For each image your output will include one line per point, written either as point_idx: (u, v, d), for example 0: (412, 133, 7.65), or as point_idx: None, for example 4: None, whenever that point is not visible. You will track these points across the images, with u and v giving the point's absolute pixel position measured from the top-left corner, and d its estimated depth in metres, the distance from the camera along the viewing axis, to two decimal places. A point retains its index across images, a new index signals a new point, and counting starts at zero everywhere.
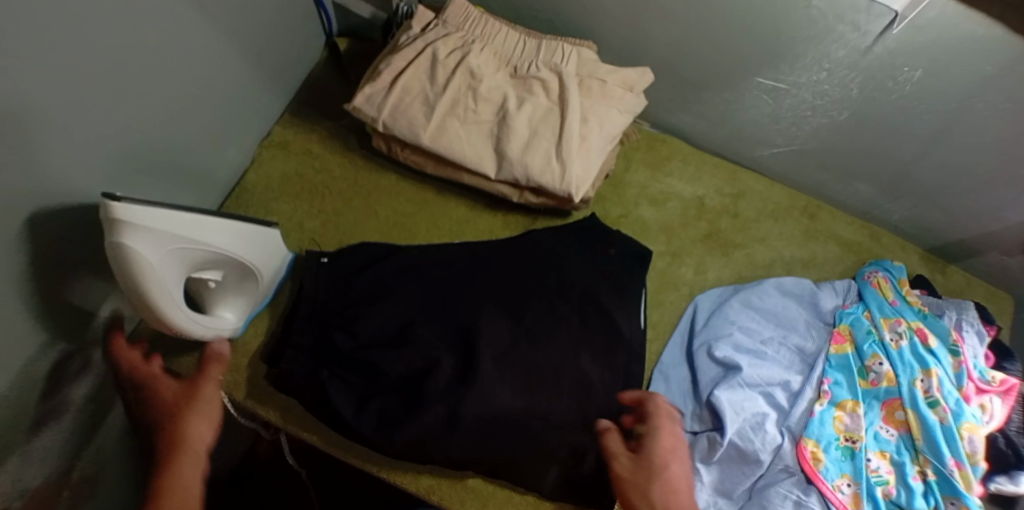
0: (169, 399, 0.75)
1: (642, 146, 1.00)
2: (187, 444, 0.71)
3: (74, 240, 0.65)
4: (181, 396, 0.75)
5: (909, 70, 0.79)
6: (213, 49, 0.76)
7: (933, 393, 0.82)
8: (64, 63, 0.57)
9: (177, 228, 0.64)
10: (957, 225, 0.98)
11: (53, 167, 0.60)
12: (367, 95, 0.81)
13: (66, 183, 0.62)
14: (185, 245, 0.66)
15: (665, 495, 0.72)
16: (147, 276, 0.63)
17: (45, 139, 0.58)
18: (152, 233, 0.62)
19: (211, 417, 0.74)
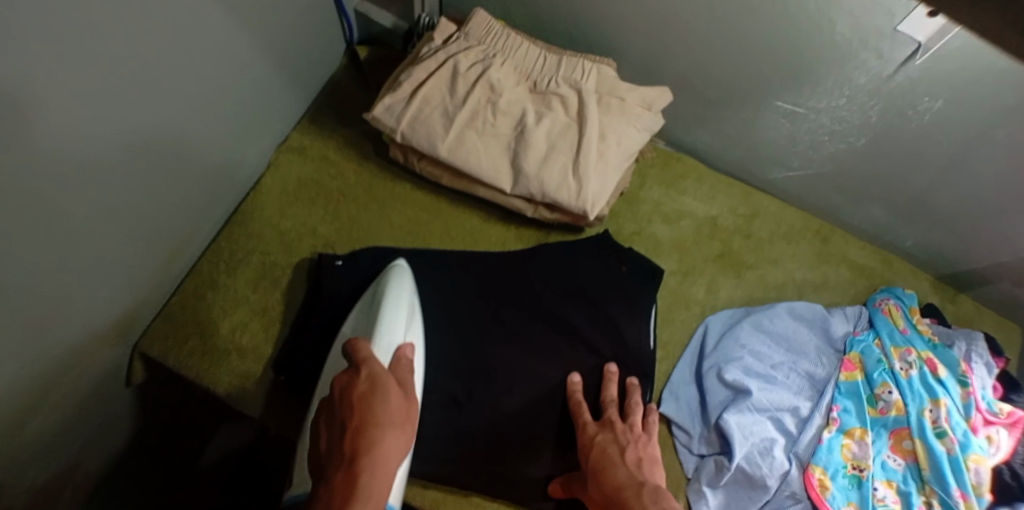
0: (399, 410, 0.64)
1: (657, 163, 1.01)
2: (384, 459, 0.60)
3: (90, 242, 0.65)
4: (398, 409, 0.65)
5: (930, 99, 0.79)
6: (235, 54, 0.76)
7: (941, 423, 0.82)
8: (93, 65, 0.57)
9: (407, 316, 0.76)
10: (971, 254, 0.97)
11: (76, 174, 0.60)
12: (386, 105, 0.81)
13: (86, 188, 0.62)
14: (403, 325, 0.75)
15: (609, 473, 0.72)
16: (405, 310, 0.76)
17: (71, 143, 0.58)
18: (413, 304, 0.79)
19: (404, 437, 0.64)
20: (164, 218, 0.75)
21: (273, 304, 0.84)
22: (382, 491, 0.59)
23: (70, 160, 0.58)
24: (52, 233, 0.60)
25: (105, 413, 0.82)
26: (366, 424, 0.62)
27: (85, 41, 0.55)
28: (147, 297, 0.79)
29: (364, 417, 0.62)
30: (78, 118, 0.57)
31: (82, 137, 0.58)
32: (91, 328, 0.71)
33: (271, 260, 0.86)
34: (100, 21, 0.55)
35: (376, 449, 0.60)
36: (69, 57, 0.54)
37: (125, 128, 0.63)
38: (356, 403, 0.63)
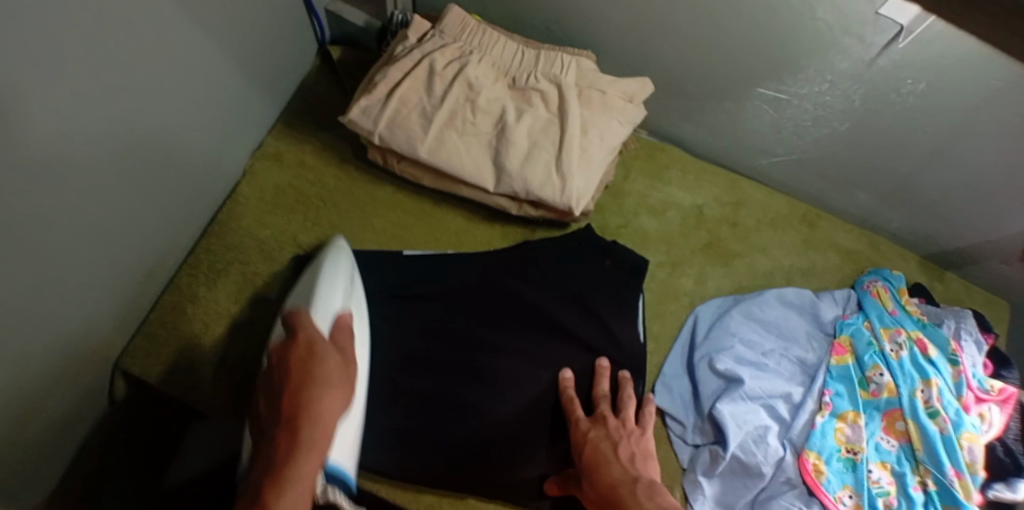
0: (336, 370, 0.67)
1: (641, 155, 1.00)
2: (324, 418, 0.63)
3: (66, 268, 0.63)
4: (337, 369, 0.67)
5: (913, 82, 0.78)
6: (204, 63, 0.74)
7: (933, 403, 0.82)
8: (53, 88, 0.54)
9: (345, 277, 0.76)
10: (955, 234, 0.98)
11: (45, 202, 0.58)
12: (363, 107, 0.79)
13: (55, 215, 0.59)
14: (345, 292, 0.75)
15: (601, 473, 0.71)
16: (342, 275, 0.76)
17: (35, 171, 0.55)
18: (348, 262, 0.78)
19: (345, 395, 0.66)
20: (138, 237, 0.73)
21: (257, 315, 0.82)
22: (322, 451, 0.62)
23: (36, 189, 0.56)
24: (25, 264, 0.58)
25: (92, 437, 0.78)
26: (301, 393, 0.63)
27: (46, 64, 0.53)
28: (126, 317, 0.77)
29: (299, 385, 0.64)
30: (43, 142, 0.55)
31: (45, 164, 0.56)
32: (72, 353, 0.69)
33: (252, 271, 0.84)
34: (59, 41, 0.53)
35: (313, 407, 0.63)
36: (29, 80, 0.52)
37: (94, 148, 0.61)
38: (291, 366, 0.65)
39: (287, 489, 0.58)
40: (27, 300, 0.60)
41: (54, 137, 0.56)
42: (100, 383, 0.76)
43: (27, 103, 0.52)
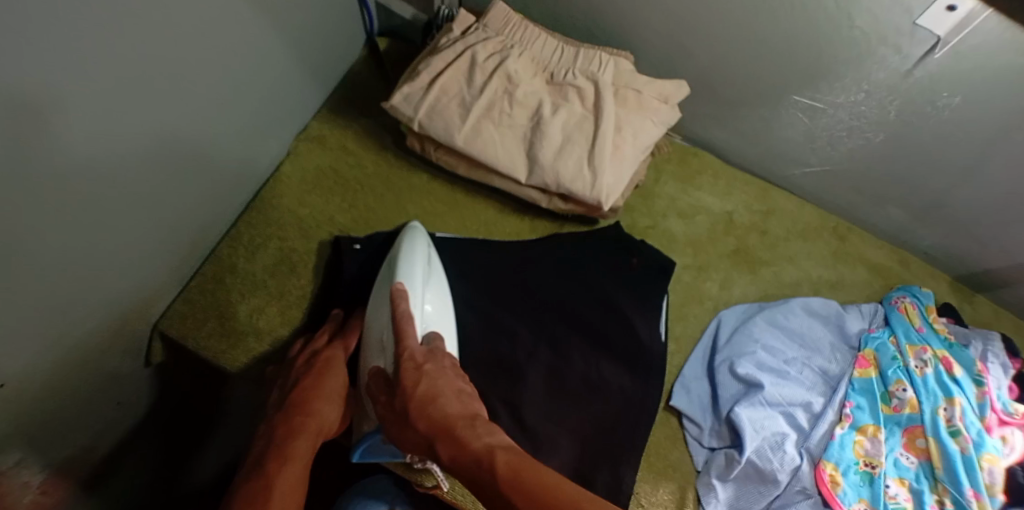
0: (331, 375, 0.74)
1: (673, 159, 1.01)
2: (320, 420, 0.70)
3: (116, 225, 0.67)
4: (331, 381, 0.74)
5: (949, 96, 0.78)
6: (257, 42, 0.77)
7: (955, 422, 0.81)
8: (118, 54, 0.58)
9: (423, 258, 0.78)
10: (989, 256, 0.97)
11: (105, 162, 0.61)
12: (405, 94, 0.82)
13: (114, 173, 0.63)
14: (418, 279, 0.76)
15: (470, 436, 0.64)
16: (419, 254, 0.78)
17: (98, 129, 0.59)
18: (423, 248, 0.80)
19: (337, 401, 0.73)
20: (184, 206, 0.76)
21: (292, 289, 0.85)
22: (464, 384, 0.69)
23: (98, 147, 0.60)
24: (81, 218, 0.61)
25: (126, 393, 0.82)
26: (408, 337, 0.70)
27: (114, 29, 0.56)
28: (169, 281, 0.80)
29: (404, 340, 0.69)
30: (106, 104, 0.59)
31: (109, 123, 0.60)
32: (114, 309, 0.73)
33: (288, 246, 0.87)
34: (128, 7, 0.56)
35: (311, 406, 0.71)
36: (98, 42, 0.55)
37: (149, 112, 0.65)
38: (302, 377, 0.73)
39: (286, 464, 0.65)
40: (79, 254, 0.63)
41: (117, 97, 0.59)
42: (140, 341, 0.80)
43: (93, 65, 0.55)
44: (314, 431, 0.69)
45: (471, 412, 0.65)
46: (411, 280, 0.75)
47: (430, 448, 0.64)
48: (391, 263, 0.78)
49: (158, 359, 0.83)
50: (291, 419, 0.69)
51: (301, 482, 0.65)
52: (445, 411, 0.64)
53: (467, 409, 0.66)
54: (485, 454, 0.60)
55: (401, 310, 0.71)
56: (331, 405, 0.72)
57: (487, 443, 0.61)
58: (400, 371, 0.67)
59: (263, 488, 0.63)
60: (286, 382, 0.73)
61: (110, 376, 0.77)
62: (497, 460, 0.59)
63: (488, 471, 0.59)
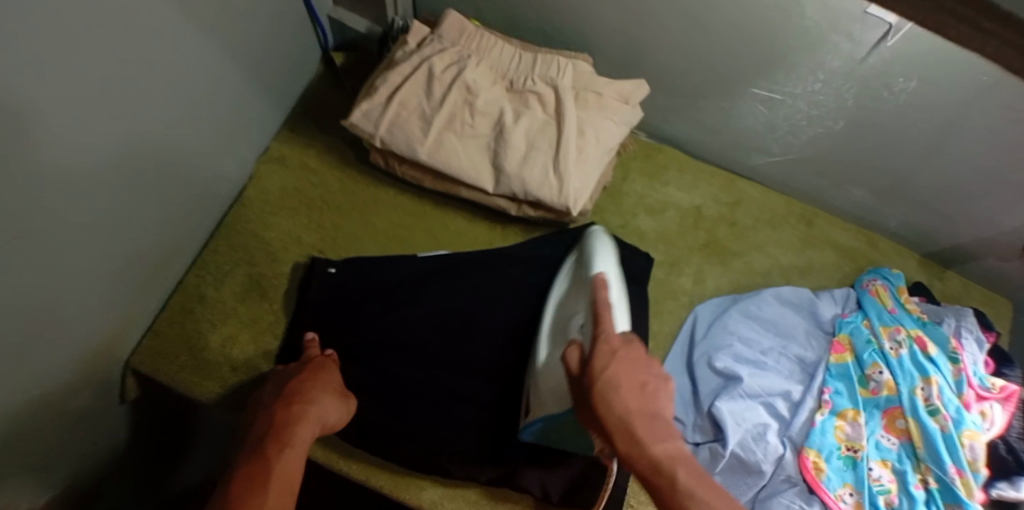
0: (324, 367, 0.74)
1: (639, 156, 1.01)
2: (316, 405, 0.68)
3: (76, 268, 0.66)
4: (328, 374, 0.73)
5: (903, 80, 0.79)
6: (209, 69, 0.76)
7: (933, 401, 0.82)
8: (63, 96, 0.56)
9: (609, 257, 0.71)
10: (954, 231, 0.98)
11: (54, 210, 0.60)
12: (363, 110, 0.81)
13: (68, 216, 0.62)
14: (605, 263, 0.69)
15: (657, 441, 0.56)
16: (599, 248, 0.72)
17: (46, 175, 0.57)
18: (604, 247, 0.73)
19: (333, 390, 0.72)
20: (143, 241, 0.75)
21: (262, 315, 0.83)
22: (651, 375, 0.59)
23: (50, 189, 0.58)
24: (37, 265, 0.60)
25: (100, 432, 0.80)
26: (605, 321, 0.60)
27: (53, 71, 0.55)
28: (134, 316, 0.79)
29: (600, 322, 0.60)
30: (54, 149, 0.57)
31: (59, 168, 0.58)
32: (81, 350, 0.71)
33: (256, 272, 0.86)
34: (67, 48, 0.55)
35: (308, 393, 0.69)
36: (41, 87, 0.54)
37: (106, 154, 0.63)
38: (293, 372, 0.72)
39: (286, 448, 0.62)
40: (37, 301, 0.62)
41: (68, 140, 0.58)
42: (109, 379, 0.78)
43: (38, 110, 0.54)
44: (314, 421, 0.67)
45: (654, 411, 0.57)
46: (609, 269, 0.69)
47: (605, 436, 0.57)
48: (585, 251, 0.75)
49: (132, 395, 0.81)
50: (290, 407, 0.67)
51: (298, 471, 0.62)
52: (623, 407, 0.56)
53: (651, 406, 0.58)
54: (663, 464, 0.55)
55: (601, 297, 0.63)
56: (330, 397, 0.71)
57: (668, 451, 0.55)
58: (593, 353, 0.58)
59: (261, 476, 0.59)
60: (281, 378, 0.72)
61: (80, 419, 0.75)
62: (676, 474, 0.54)
63: (664, 487, 0.54)
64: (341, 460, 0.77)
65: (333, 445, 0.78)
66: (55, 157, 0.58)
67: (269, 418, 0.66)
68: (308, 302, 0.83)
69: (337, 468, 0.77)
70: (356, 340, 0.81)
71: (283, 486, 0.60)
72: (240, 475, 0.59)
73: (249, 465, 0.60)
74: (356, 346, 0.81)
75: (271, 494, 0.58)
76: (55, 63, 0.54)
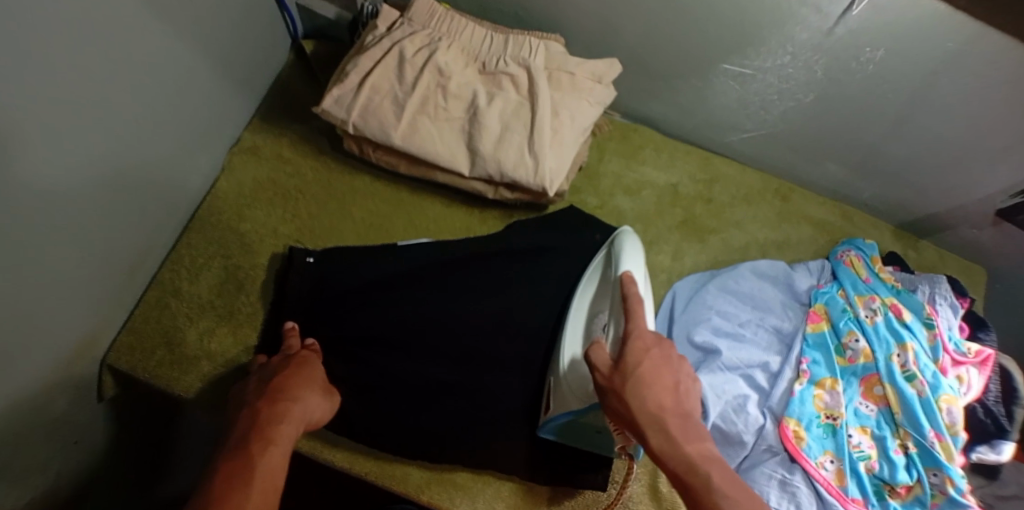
0: (308, 365, 0.73)
1: (614, 137, 1.01)
2: (299, 404, 0.68)
3: (55, 263, 0.65)
4: (313, 374, 0.73)
5: (872, 50, 0.80)
6: (178, 59, 0.75)
7: (910, 366, 0.84)
8: (33, 86, 0.55)
9: (635, 259, 0.77)
10: (925, 201, 1.00)
11: (31, 204, 0.59)
12: (335, 97, 0.81)
13: (45, 209, 0.61)
14: (633, 264, 0.76)
15: (691, 442, 0.57)
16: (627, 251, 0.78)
17: (21, 168, 0.56)
18: (631, 251, 0.78)
19: (317, 390, 0.72)
20: (118, 235, 0.74)
21: (241, 306, 0.83)
22: (682, 376, 0.62)
23: (25, 183, 0.57)
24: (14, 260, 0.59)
25: (82, 431, 0.79)
26: (637, 320, 0.64)
27: (27, 61, 0.54)
28: (110, 312, 0.77)
29: (634, 320, 0.64)
30: (29, 141, 0.57)
31: (33, 161, 0.58)
32: (59, 349, 0.70)
33: (233, 264, 0.85)
34: (37, 38, 0.54)
35: (292, 392, 0.68)
36: (13, 78, 0.53)
37: (78, 147, 0.63)
38: (276, 370, 0.71)
39: (271, 445, 0.62)
40: (17, 297, 0.61)
41: (41, 132, 0.58)
42: (87, 376, 0.77)
43: (11, 100, 0.53)
44: (298, 418, 0.66)
45: (685, 411, 0.59)
46: (634, 269, 0.75)
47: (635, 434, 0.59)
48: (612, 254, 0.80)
49: (111, 393, 0.80)
50: (275, 404, 0.66)
51: (284, 467, 0.61)
52: (657, 402, 0.59)
53: (683, 405, 0.60)
54: (698, 462, 0.55)
55: (631, 294, 0.68)
56: (313, 395, 0.70)
57: (701, 448, 0.57)
58: (627, 350, 0.62)
59: (244, 471, 0.58)
60: (263, 375, 0.71)
61: (61, 415, 0.74)
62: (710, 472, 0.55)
63: (698, 484, 0.54)
64: (325, 448, 0.77)
65: (317, 434, 0.77)
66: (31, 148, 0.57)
67: (253, 415, 0.65)
68: (286, 292, 0.82)
69: (322, 457, 0.77)
70: (337, 329, 0.81)
71: (269, 482, 0.58)
72: (227, 471, 0.58)
73: (236, 462, 0.59)
74: (336, 335, 0.80)
75: (259, 491, 0.57)
76: (22, 52, 0.53)
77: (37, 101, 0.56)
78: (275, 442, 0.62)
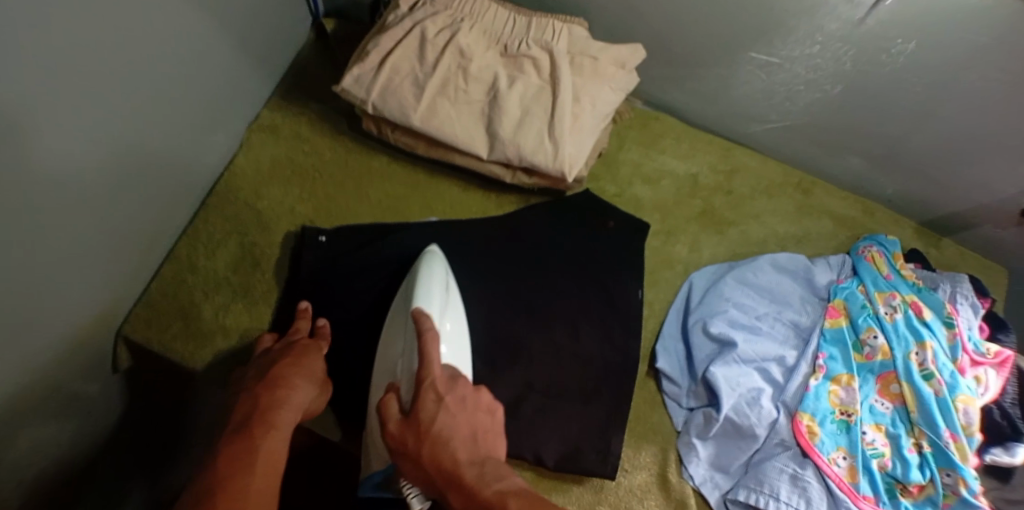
0: (308, 349, 0.73)
1: (635, 125, 1.00)
2: (296, 390, 0.67)
3: (77, 233, 0.66)
4: (313, 360, 0.72)
5: (902, 42, 0.79)
6: (199, 34, 0.75)
7: (928, 365, 0.82)
8: (59, 55, 0.56)
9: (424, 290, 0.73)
10: (950, 199, 0.98)
11: (54, 172, 0.59)
12: (356, 76, 0.80)
13: (70, 178, 0.62)
14: (438, 306, 0.72)
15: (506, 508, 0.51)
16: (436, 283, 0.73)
17: (44, 135, 0.57)
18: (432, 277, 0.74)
19: (317, 377, 0.71)
20: (137, 209, 0.74)
21: (256, 285, 0.83)
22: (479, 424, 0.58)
23: (47, 152, 0.58)
24: (37, 228, 0.60)
25: (96, 402, 0.80)
26: (428, 359, 0.61)
27: (55, 30, 0.55)
28: (127, 286, 0.78)
29: (425, 360, 0.61)
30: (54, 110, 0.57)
31: (55, 129, 0.58)
32: (76, 320, 0.71)
33: (250, 242, 0.85)
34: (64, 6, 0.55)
35: (291, 379, 0.68)
36: (41, 46, 0.54)
37: (101, 117, 0.63)
38: (278, 356, 0.71)
39: (272, 431, 0.62)
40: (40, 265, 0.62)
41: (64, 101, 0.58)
42: (103, 349, 0.77)
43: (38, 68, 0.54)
44: (297, 406, 0.66)
45: (482, 456, 0.56)
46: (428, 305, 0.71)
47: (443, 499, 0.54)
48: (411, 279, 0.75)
49: (126, 366, 0.81)
50: (273, 390, 0.66)
51: (283, 453, 0.61)
52: (456, 460, 0.55)
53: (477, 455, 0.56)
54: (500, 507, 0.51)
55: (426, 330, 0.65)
56: (313, 382, 0.70)
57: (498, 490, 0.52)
58: (418, 404, 0.58)
59: (246, 455, 0.58)
60: (265, 360, 0.71)
61: (75, 386, 0.75)
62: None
63: None
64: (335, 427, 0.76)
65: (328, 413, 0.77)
66: (53, 116, 0.57)
67: (252, 401, 0.65)
68: (303, 272, 0.82)
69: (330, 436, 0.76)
70: (350, 309, 0.81)
71: (268, 466, 0.59)
72: (225, 455, 0.58)
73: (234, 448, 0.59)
74: (349, 315, 0.80)
75: (259, 476, 0.57)
76: (51, 19, 0.54)
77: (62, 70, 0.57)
78: (274, 428, 0.62)
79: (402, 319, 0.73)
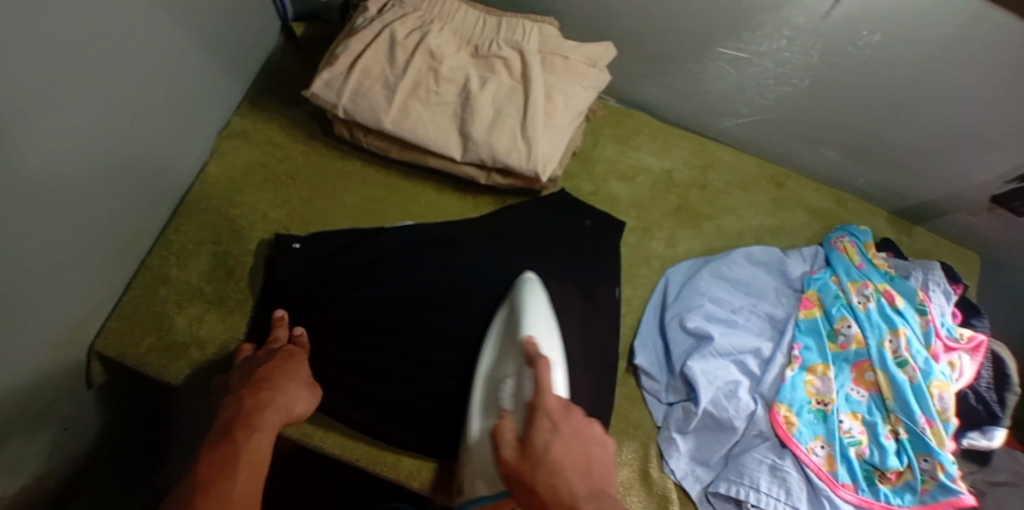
0: (292, 354, 0.73)
1: (609, 122, 1.01)
2: (281, 393, 0.67)
3: (44, 247, 0.64)
4: (297, 364, 0.72)
5: (868, 34, 0.80)
6: (166, 41, 0.74)
7: (901, 353, 0.84)
8: (17, 66, 0.55)
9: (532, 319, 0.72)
10: (920, 188, 1.00)
11: (19, 187, 0.58)
12: (325, 80, 0.80)
13: (35, 193, 0.60)
14: (545, 330, 0.71)
15: None
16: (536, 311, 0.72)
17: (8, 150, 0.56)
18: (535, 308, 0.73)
19: (302, 380, 0.71)
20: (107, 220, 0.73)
21: (230, 293, 0.82)
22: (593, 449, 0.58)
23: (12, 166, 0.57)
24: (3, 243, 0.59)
25: (72, 418, 0.78)
26: (543, 388, 0.59)
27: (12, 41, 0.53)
28: (99, 298, 0.77)
29: (540, 389, 0.59)
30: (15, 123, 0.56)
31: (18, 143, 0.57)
32: (48, 336, 0.69)
33: (222, 250, 0.84)
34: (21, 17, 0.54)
35: (276, 381, 0.68)
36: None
37: (65, 129, 0.62)
38: (262, 360, 0.71)
39: (257, 432, 0.62)
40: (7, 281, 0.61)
41: (27, 113, 0.57)
42: (76, 363, 0.76)
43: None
44: (282, 408, 0.66)
45: (598, 490, 0.55)
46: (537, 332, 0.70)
47: None
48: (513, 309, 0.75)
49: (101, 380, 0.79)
50: (259, 393, 0.66)
51: (267, 455, 0.61)
52: (574, 493, 0.54)
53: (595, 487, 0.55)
54: None
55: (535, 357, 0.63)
56: (300, 386, 0.70)
57: None
58: (533, 433, 0.57)
59: (231, 457, 0.58)
60: (249, 365, 0.71)
61: (49, 402, 0.73)
62: None
63: None
64: (316, 435, 0.76)
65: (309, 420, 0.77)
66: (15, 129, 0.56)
67: (237, 404, 0.65)
68: (281, 280, 0.80)
69: (313, 444, 0.76)
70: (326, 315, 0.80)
71: (253, 468, 0.59)
72: (209, 456, 0.58)
73: (218, 449, 0.59)
74: (326, 320, 0.80)
75: (242, 477, 0.57)
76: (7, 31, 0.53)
77: (22, 82, 0.56)
78: (259, 429, 0.62)
79: (511, 345, 0.72)
